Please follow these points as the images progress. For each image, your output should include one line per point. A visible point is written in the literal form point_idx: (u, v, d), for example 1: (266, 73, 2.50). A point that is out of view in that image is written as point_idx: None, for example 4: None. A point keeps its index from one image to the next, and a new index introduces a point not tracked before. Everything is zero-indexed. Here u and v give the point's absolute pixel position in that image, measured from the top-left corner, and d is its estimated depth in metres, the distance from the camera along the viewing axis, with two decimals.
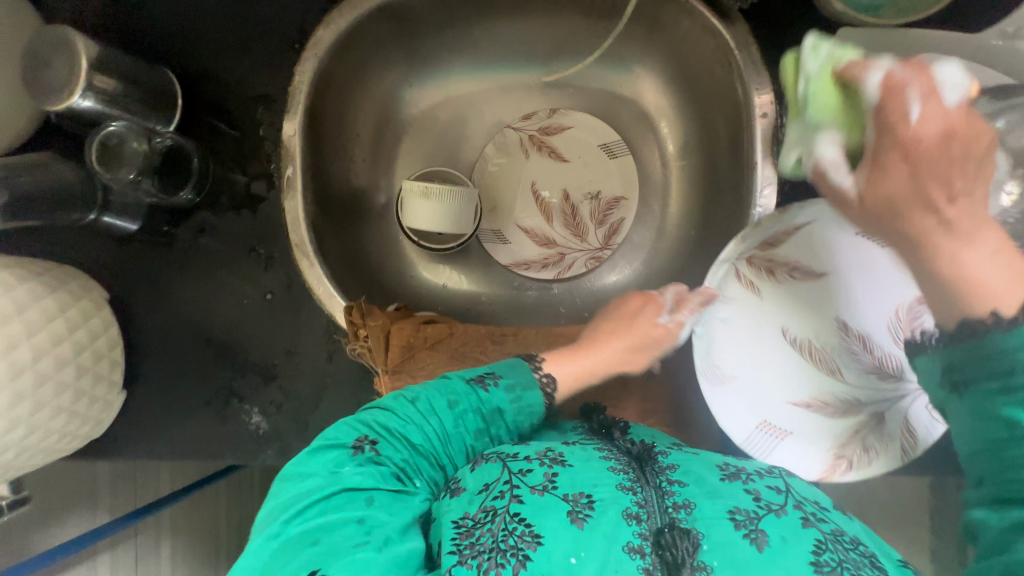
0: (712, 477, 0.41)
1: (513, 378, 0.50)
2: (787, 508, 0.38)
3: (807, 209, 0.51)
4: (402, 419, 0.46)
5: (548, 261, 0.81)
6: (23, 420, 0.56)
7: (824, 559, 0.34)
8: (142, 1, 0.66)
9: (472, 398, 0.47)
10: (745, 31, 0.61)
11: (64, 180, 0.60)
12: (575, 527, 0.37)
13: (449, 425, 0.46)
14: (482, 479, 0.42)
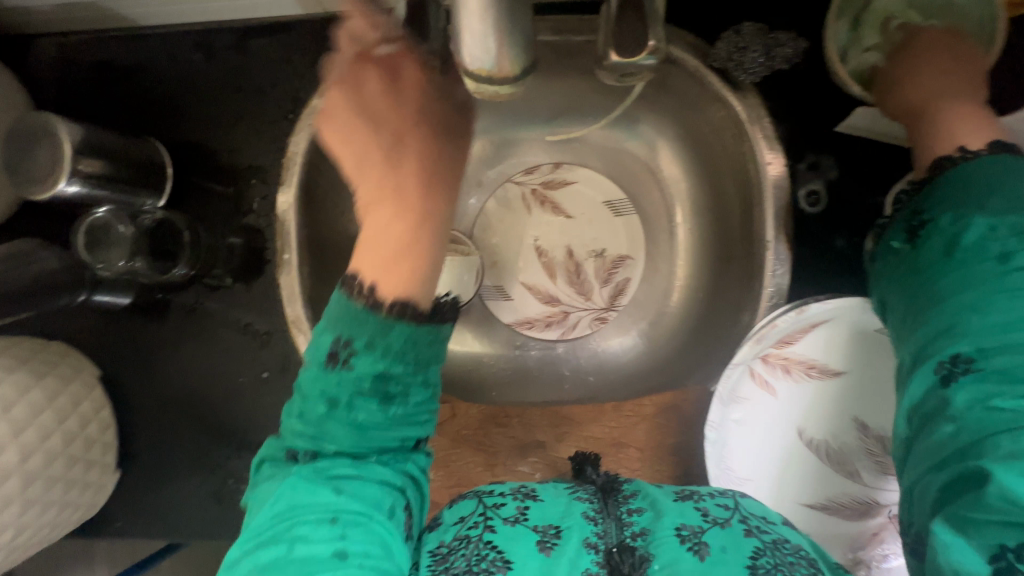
0: (665, 498, 0.43)
1: (380, 332, 0.42)
2: (732, 521, 0.41)
3: (827, 307, 0.49)
4: (309, 424, 0.43)
5: (552, 321, 0.75)
6: (12, 522, 0.54)
7: (761, 562, 0.37)
8: (133, 76, 0.66)
9: (345, 380, 0.42)
10: (757, 103, 0.59)
11: (50, 266, 0.57)
12: (541, 555, 0.39)
13: (347, 414, 0.42)
14: (459, 512, 0.44)
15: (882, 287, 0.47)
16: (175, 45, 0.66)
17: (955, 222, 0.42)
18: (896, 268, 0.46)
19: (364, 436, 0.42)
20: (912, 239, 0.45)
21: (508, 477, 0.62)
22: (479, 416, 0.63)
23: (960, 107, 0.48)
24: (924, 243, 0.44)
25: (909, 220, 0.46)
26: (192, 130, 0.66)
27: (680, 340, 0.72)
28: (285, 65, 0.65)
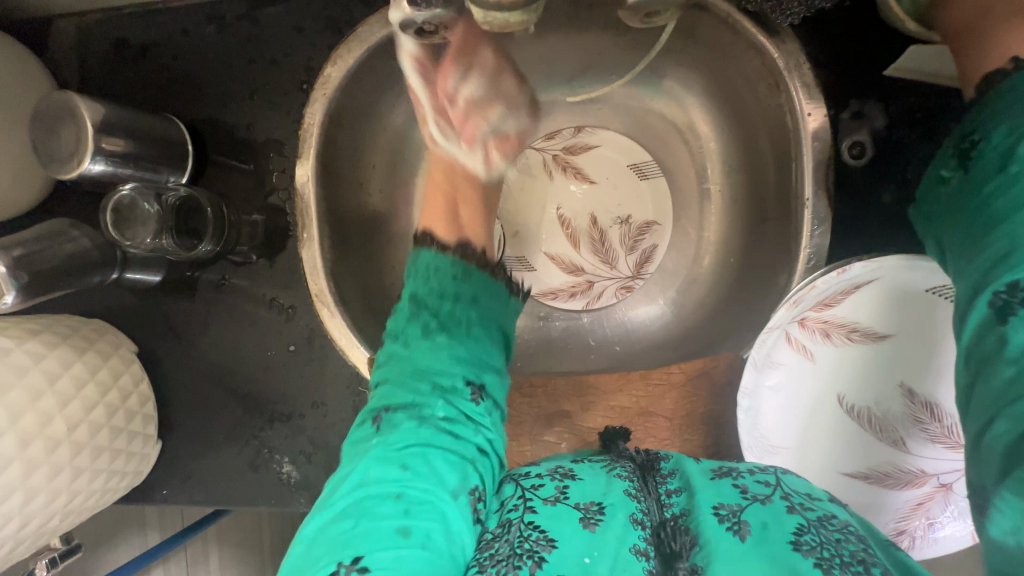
0: (702, 478, 0.43)
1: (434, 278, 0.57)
2: (772, 499, 0.40)
3: (873, 266, 0.46)
4: (392, 376, 0.51)
5: (575, 290, 0.74)
6: (64, 488, 0.57)
7: (806, 540, 0.36)
8: (149, 54, 0.66)
9: (425, 316, 0.54)
10: (796, 49, 0.54)
11: (83, 247, 0.59)
12: (587, 531, 0.39)
13: (428, 351, 0.52)
14: (499, 497, 0.45)
15: (926, 224, 0.46)
16: (188, 19, 0.65)
17: (1010, 137, 0.39)
18: (947, 202, 0.43)
19: (430, 369, 0.51)
20: (964, 163, 0.42)
21: (534, 447, 0.61)
22: (504, 386, 0.63)
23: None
24: (972, 171, 0.41)
25: (960, 144, 0.43)
26: (208, 105, 0.66)
27: (710, 307, 0.69)
28: (297, 33, 0.64)
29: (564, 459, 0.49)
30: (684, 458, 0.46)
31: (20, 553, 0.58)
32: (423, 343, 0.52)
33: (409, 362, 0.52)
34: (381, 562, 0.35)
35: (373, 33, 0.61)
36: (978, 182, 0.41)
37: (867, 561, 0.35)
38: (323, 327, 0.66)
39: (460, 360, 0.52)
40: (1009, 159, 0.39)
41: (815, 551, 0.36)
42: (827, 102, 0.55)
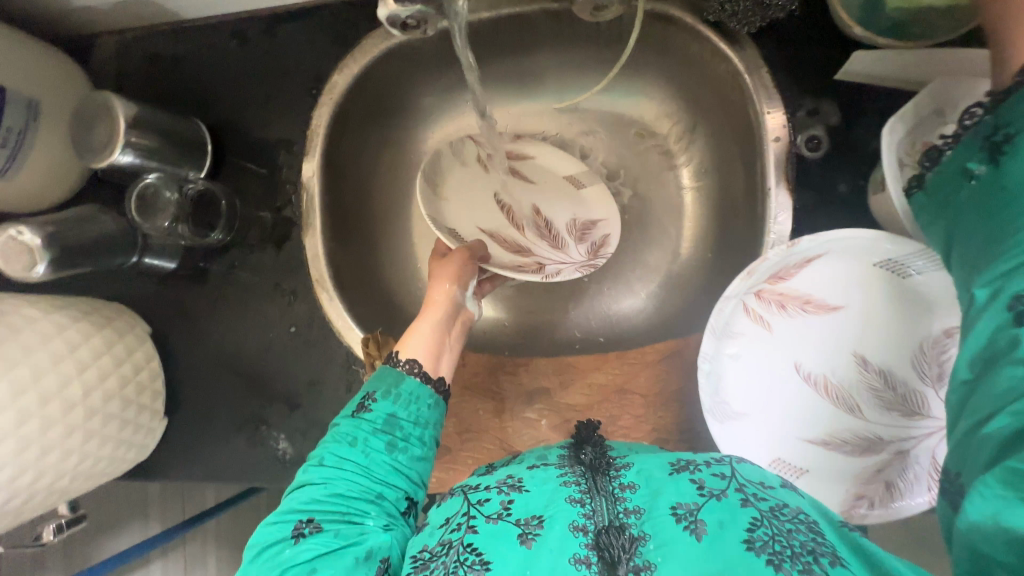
0: (660, 472, 0.41)
1: (383, 387, 0.51)
2: (729, 492, 0.39)
3: (819, 241, 0.49)
4: (323, 483, 0.46)
5: (524, 268, 0.65)
6: (76, 449, 0.61)
7: (759, 535, 0.35)
8: (177, 63, 0.74)
9: (363, 428, 0.49)
10: (754, 55, 0.60)
11: (108, 229, 0.65)
12: (524, 547, 0.38)
13: (363, 459, 0.47)
14: (445, 513, 0.44)
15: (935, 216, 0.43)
16: (216, 34, 0.73)
17: None
18: (974, 200, 0.39)
19: (373, 478, 0.47)
20: (993, 159, 0.38)
21: (516, 423, 0.65)
22: (488, 364, 0.67)
23: None
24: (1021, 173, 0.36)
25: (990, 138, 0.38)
26: (226, 109, 0.73)
27: (687, 298, 0.73)
28: (310, 47, 0.72)
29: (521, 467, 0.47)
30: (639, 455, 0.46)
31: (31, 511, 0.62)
32: (379, 451, 0.48)
33: (357, 467, 0.47)
34: None
35: (377, 47, 0.68)
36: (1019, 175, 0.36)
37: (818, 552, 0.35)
38: (322, 310, 0.71)
39: (395, 472, 0.48)
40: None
41: (767, 545, 0.35)
42: (786, 102, 0.60)
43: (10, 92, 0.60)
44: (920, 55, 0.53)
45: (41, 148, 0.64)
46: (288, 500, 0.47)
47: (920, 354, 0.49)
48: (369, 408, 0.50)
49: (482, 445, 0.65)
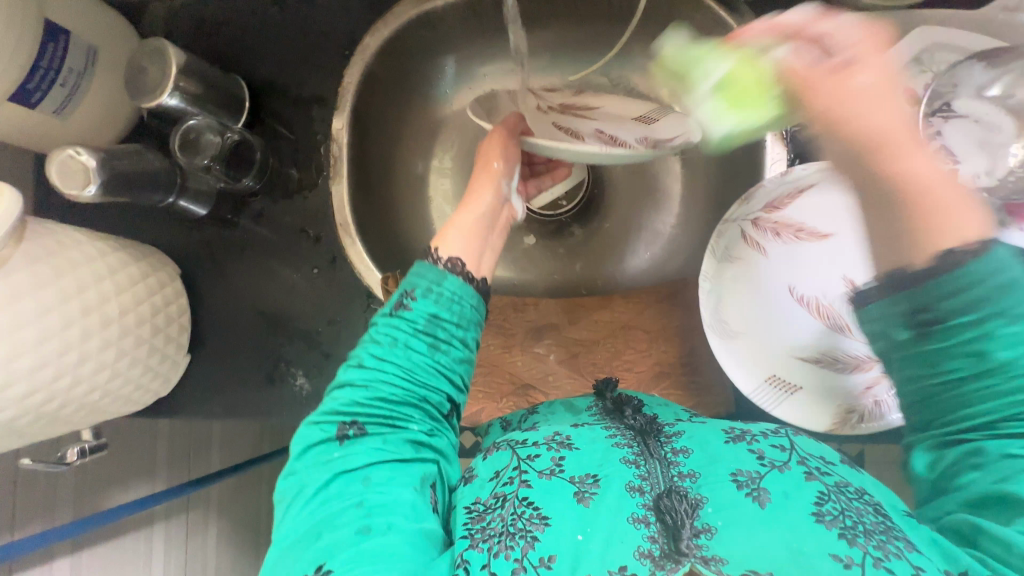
0: (715, 441, 0.45)
1: (422, 284, 0.50)
2: (790, 464, 0.42)
3: (809, 171, 0.54)
4: (365, 385, 0.47)
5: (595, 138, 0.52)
6: (109, 365, 0.64)
7: (828, 508, 0.38)
8: (220, 28, 0.80)
9: (403, 327, 0.48)
10: (753, 22, 0.65)
11: (153, 167, 0.70)
12: (581, 506, 0.41)
13: (404, 361, 0.47)
14: (494, 467, 0.48)
15: None
16: (256, 2, 0.79)
17: None
18: None
19: (417, 382, 0.48)
20: None
21: (525, 356, 0.68)
22: (500, 304, 0.70)
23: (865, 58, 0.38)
24: (938, 324, 0.37)
25: (909, 322, 0.38)
26: (267, 69, 0.79)
27: (688, 252, 0.77)
28: (344, 15, 0.78)
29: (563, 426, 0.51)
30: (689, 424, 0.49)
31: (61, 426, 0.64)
32: (419, 351, 0.48)
33: (398, 368, 0.47)
34: (346, 564, 0.39)
35: (405, 12, 0.73)
36: (949, 410, 0.39)
37: (889, 532, 0.37)
38: (344, 253, 0.76)
39: (437, 374, 0.49)
40: (992, 296, 0.36)
41: (837, 519, 0.37)
42: None
43: (74, 35, 0.65)
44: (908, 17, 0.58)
45: (96, 89, 0.70)
46: (331, 399, 0.48)
47: None
48: (410, 307, 0.49)
49: (493, 378, 0.69)
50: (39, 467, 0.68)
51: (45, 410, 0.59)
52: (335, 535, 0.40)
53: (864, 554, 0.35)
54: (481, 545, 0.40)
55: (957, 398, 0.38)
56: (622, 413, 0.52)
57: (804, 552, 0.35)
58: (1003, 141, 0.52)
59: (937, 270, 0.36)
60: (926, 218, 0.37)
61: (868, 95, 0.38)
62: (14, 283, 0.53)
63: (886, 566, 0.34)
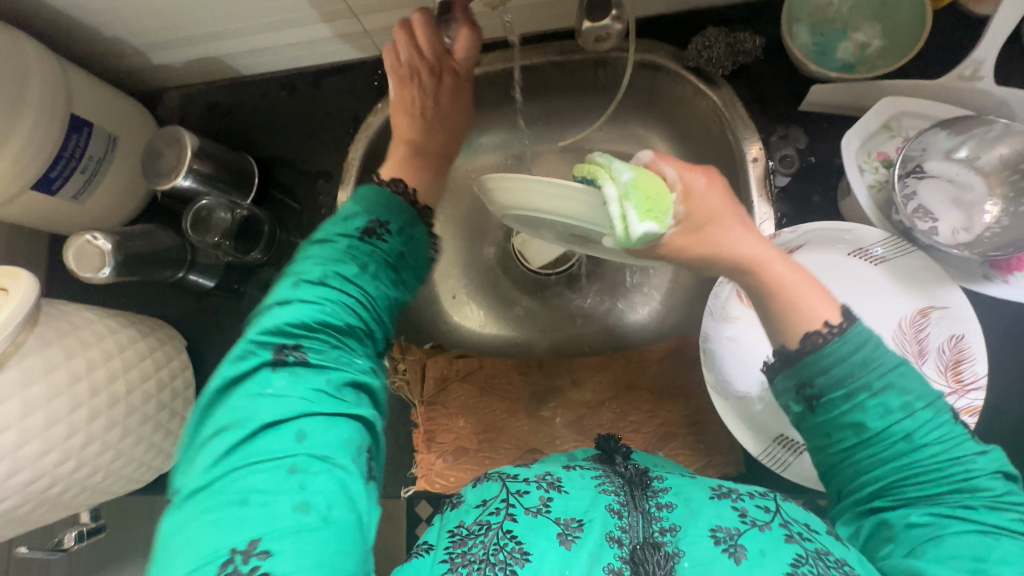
0: (701, 496, 0.44)
1: (394, 220, 0.55)
2: (773, 525, 0.41)
3: (797, 233, 0.56)
4: (312, 313, 0.47)
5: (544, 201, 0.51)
6: (113, 445, 0.64)
7: (803, 571, 0.38)
8: (232, 110, 0.85)
9: (363, 247, 0.52)
10: (730, 92, 0.68)
11: (163, 244, 0.73)
12: (563, 547, 0.41)
13: (354, 294, 0.49)
14: (482, 495, 0.46)
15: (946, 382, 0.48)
16: (265, 86, 0.85)
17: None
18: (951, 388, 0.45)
19: (362, 313, 0.50)
20: None
21: (531, 421, 0.68)
22: (503, 368, 0.70)
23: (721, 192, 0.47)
24: (826, 396, 0.43)
25: (796, 392, 0.44)
26: (276, 147, 0.84)
27: (685, 306, 0.79)
28: (349, 96, 0.83)
29: (556, 465, 0.50)
30: (678, 478, 0.48)
31: (61, 509, 0.63)
32: (366, 277, 0.51)
33: (349, 298, 0.49)
34: (279, 542, 0.37)
35: None
36: (850, 474, 0.43)
37: None
38: None
39: (378, 304, 0.51)
40: (873, 364, 0.42)
41: None
42: (761, 130, 0.69)
43: (96, 126, 0.70)
44: (873, 87, 0.63)
45: (115, 173, 0.74)
46: (266, 320, 0.47)
47: (900, 331, 0.55)
48: (383, 240, 0.54)
49: (499, 444, 0.68)
50: (35, 555, 0.66)
51: (45, 495, 0.58)
52: (260, 496, 0.39)
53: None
54: (459, 570, 0.40)
55: (850, 460, 0.43)
56: (614, 461, 0.52)
57: None
58: (976, 200, 0.55)
59: (804, 352, 0.43)
60: (787, 305, 0.45)
61: (713, 200, 0.46)
62: (27, 367, 0.54)
63: None
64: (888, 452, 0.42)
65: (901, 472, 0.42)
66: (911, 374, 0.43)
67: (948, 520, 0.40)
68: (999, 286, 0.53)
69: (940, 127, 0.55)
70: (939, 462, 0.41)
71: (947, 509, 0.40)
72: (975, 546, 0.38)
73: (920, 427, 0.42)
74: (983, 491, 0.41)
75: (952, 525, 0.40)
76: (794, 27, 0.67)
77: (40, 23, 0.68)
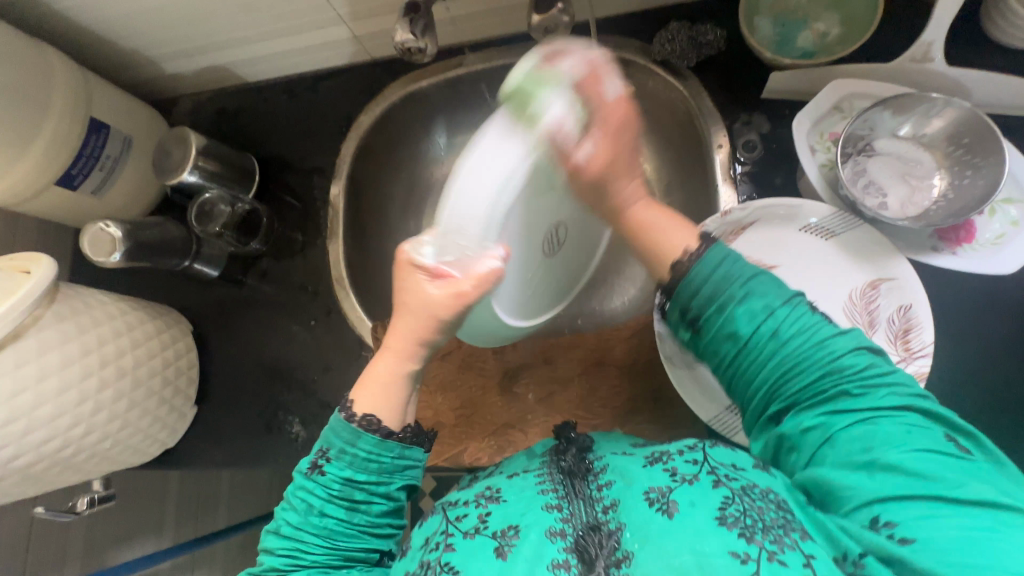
0: (634, 466, 0.47)
1: (337, 446, 0.48)
2: (701, 475, 0.43)
3: (748, 209, 0.59)
4: (294, 531, 0.48)
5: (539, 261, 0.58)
6: (121, 414, 0.70)
7: (731, 510, 0.39)
8: (239, 114, 0.92)
9: (315, 489, 0.48)
10: (696, 83, 0.71)
11: (171, 233, 0.79)
12: (500, 559, 0.42)
13: (322, 510, 0.48)
14: (425, 533, 0.49)
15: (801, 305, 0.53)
16: (267, 92, 0.92)
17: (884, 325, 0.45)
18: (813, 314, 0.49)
19: (338, 528, 0.48)
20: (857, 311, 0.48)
21: (506, 397, 0.72)
22: (481, 348, 0.73)
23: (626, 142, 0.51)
24: (703, 316, 0.48)
25: (683, 318, 0.49)
26: (277, 148, 0.90)
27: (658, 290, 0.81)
28: (343, 99, 0.90)
29: (500, 478, 0.53)
30: (617, 456, 0.51)
31: (75, 472, 0.70)
32: (335, 502, 0.48)
33: (323, 514, 0.48)
34: None
35: (394, 93, 0.83)
36: (742, 394, 0.48)
37: (787, 524, 0.38)
38: (340, 306, 0.83)
39: (349, 508, 0.49)
40: (723, 286, 0.47)
41: (738, 519, 0.38)
42: (726, 118, 0.71)
43: (113, 128, 0.77)
44: (830, 71, 0.64)
45: (130, 172, 0.82)
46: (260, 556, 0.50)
47: (851, 303, 0.59)
48: (326, 471, 0.48)
49: (475, 419, 0.71)
50: (52, 516, 0.73)
51: (59, 457, 0.65)
52: None
53: (760, 549, 0.37)
54: None
55: (737, 374, 0.48)
56: (566, 453, 0.54)
57: (706, 553, 0.37)
58: (924, 174, 0.59)
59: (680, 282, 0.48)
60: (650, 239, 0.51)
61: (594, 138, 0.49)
62: (44, 338, 0.60)
63: (781, 560, 0.36)
64: (761, 358, 0.46)
65: (779, 373, 0.45)
66: (763, 285, 0.46)
67: (834, 418, 0.43)
68: (947, 257, 0.56)
69: (885, 107, 0.58)
70: (805, 355, 0.45)
71: (830, 405, 0.43)
72: (861, 425, 0.42)
73: (784, 328, 0.45)
74: (850, 371, 0.44)
75: (839, 421, 0.43)
76: (755, 19, 0.70)
77: (68, 36, 0.76)
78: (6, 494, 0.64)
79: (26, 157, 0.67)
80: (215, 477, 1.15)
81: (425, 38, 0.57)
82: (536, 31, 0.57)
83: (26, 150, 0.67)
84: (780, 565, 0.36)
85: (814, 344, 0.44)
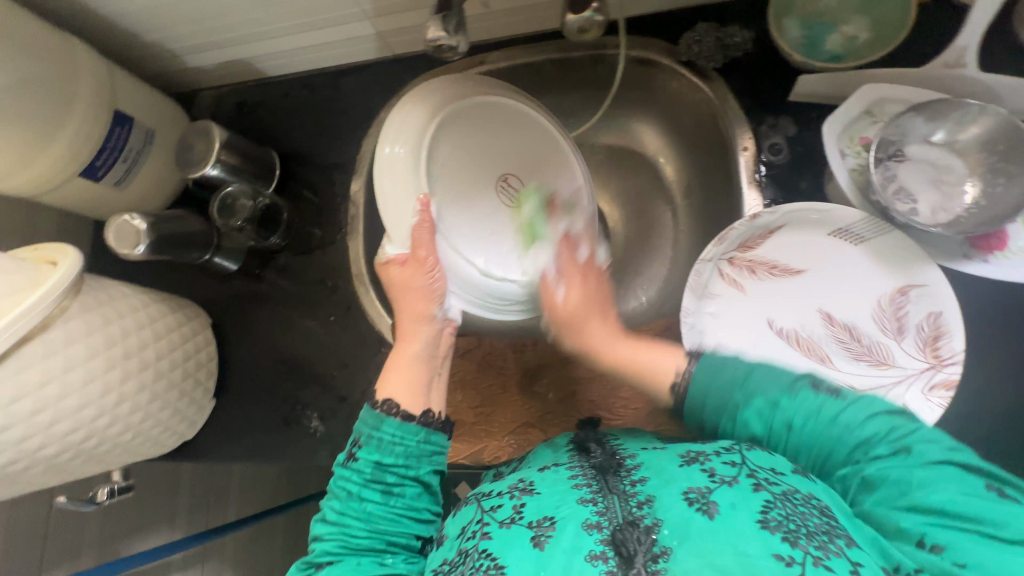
0: (670, 465, 0.46)
1: (368, 430, 0.52)
2: (741, 477, 0.43)
3: (779, 213, 0.60)
4: (341, 523, 0.50)
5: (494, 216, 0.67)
6: (143, 406, 0.70)
7: (773, 515, 0.39)
8: (258, 108, 0.92)
9: (353, 477, 0.51)
10: (722, 85, 0.71)
11: (194, 227, 0.80)
12: (537, 550, 0.42)
13: (365, 498, 0.50)
14: (461, 523, 0.49)
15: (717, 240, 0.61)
16: (287, 86, 0.92)
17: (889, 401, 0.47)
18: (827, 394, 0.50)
19: (382, 515, 0.50)
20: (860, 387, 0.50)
21: (526, 396, 0.72)
22: (501, 346, 0.73)
23: (601, 329, 0.63)
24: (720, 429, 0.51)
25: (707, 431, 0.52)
26: (296, 143, 0.90)
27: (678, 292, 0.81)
28: (364, 95, 0.89)
29: (530, 471, 0.52)
30: (648, 453, 0.50)
31: (97, 463, 0.70)
32: (372, 486, 0.51)
33: (365, 501, 0.50)
34: None
35: (415, 90, 0.83)
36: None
37: (831, 531, 0.39)
38: (359, 302, 0.83)
39: (387, 493, 0.51)
40: (722, 403, 0.50)
41: (781, 524, 0.38)
42: (751, 120, 0.71)
43: (137, 120, 0.77)
44: (859, 76, 0.64)
45: (152, 164, 0.82)
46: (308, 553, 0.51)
47: (880, 309, 0.59)
48: (359, 458, 0.51)
49: (495, 417, 0.72)
50: (72, 506, 0.73)
51: (83, 447, 0.65)
52: None
53: (805, 555, 0.37)
54: None
55: (772, 459, 0.49)
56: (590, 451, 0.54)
57: (749, 554, 0.37)
58: (957, 180, 0.58)
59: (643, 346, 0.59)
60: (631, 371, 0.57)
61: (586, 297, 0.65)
62: (71, 329, 0.60)
63: (826, 565, 0.36)
64: (788, 445, 0.48)
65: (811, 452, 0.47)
66: (761, 377, 0.49)
67: (878, 483, 0.43)
68: (977, 264, 0.57)
69: (915, 112, 0.59)
70: (826, 436, 0.46)
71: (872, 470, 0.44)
72: (903, 482, 0.42)
73: (796, 411, 0.47)
74: (875, 436, 0.45)
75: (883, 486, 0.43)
76: (783, 22, 0.69)
77: (92, 28, 0.76)
78: (30, 484, 0.64)
79: (53, 148, 0.68)
80: (226, 470, 1.15)
81: (454, 36, 0.57)
82: (570, 32, 0.57)
83: (53, 140, 0.67)
84: (827, 571, 0.36)
85: (828, 424, 0.46)
